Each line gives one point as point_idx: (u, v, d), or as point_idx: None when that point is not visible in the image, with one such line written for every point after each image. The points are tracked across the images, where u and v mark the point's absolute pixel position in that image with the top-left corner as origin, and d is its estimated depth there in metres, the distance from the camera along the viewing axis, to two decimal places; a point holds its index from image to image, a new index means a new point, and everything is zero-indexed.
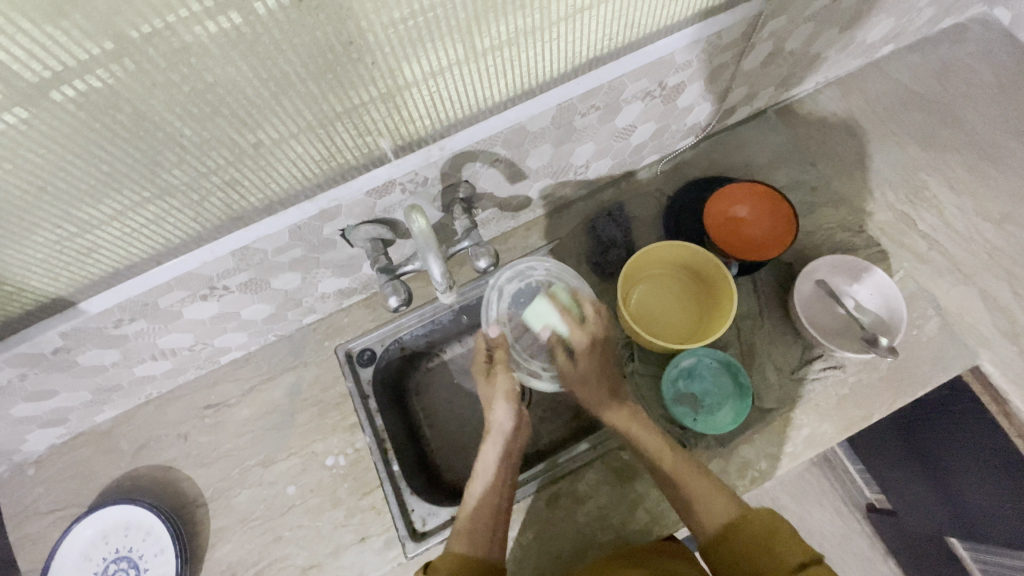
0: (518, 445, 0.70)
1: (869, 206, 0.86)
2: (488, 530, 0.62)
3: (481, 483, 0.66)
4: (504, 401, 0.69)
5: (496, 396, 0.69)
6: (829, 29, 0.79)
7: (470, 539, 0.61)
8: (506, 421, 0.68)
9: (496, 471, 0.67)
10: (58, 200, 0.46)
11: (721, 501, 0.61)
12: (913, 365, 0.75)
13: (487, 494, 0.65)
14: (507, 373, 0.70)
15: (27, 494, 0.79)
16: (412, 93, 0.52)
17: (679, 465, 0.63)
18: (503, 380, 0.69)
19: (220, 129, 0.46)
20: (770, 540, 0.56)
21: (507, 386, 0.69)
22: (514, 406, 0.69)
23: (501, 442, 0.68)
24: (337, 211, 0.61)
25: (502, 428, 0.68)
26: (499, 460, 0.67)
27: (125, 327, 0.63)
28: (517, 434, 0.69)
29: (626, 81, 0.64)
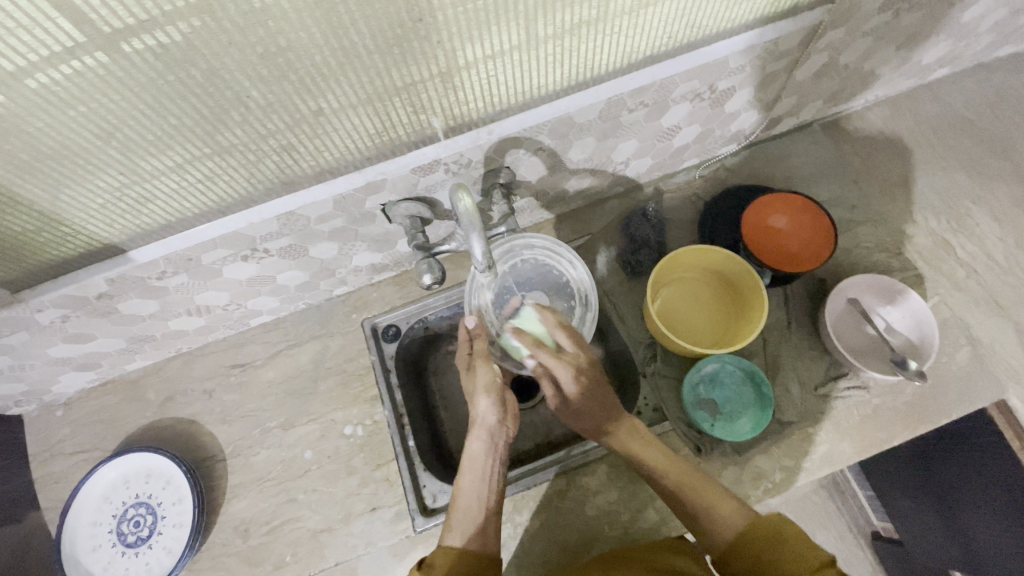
0: (505, 436, 0.68)
1: (908, 228, 0.85)
2: (479, 520, 0.63)
3: (472, 476, 0.65)
4: (485, 394, 0.66)
5: (475, 389, 0.67)
6: (886, 46, 0.78)
7: (465, 532, 0.62)
8: (490, 413, 0.66)
9: (483, 461, 0.66)
10: (124, 147, 0.47)
11: (728, 508, 0.62)
12: (939, 392, 0.74)
13: (477, 486, 0.65)
14: (486, 365, 0.66)
15: (55, 434, 0.82)
16: (469, 74, 0.52)
17: (683, 475, 0.64)
18: (484, 372, 0.66)
19: (285, 93, 0.47)
20: (779, 546, 0.57)
21: (487, 378, 0.66)
22: (496, 398, 0.66)
23: (485, 434, 0.66)
24: (382, 185, 0.61)
25: (486, 422, 0.66)
26: (487, 450, 0.66)
27: (168, 279, 0.65)
28: (502, 427, 0.67)
29: (679, 80, 0.64)
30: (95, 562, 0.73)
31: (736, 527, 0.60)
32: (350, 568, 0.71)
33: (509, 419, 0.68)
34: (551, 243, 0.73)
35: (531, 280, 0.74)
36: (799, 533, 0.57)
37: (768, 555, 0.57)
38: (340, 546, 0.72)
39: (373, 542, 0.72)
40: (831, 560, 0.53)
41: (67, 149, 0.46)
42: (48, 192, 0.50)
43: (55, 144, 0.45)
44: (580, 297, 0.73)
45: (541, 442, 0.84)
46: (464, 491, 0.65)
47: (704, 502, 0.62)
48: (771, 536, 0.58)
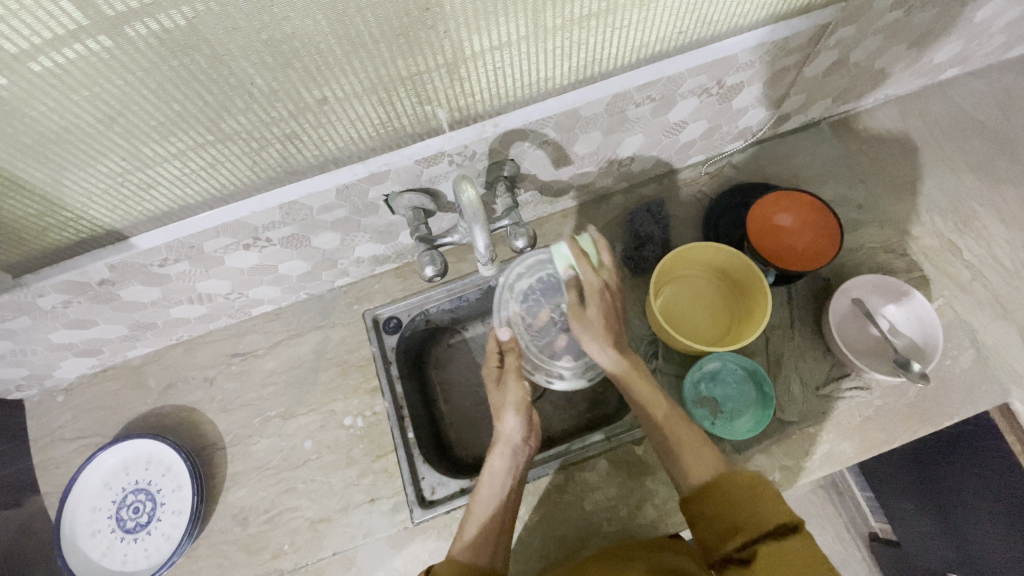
0: (525, 457, 0.69)
1: (915, 229, 0.84)
2: (491, 539, 0.63)
3: (488, 491, 0.66)
4: (514, 411, 0.69)
5: (504, 405, 0.70)
6: (897, 45, 0.77)
7: (475, 549, 0.62)
8: (516, 431, 0.68)
9: (502, 479, 0.66)
10: (127, 132, 0.47)
11: (705, 457, 0.61)
12: (941, 395, 0.74)
13: (492, 503, 0.65)
14: (517, 381, 0.71)
15: (56, 419, 0.82)
16: (475, 65, 0.52)
17: (670, 419, 0.65)
18: (514, 389, 0.70)
19: (290, 82, 0.47)
20: (747, 498, 0.56)
21: (516, 396, 0.70)
22: (524, 417, 0.69)
23: (507, 451, 0.68)
24: (385, 176, 0.61)
25: (512, 439, 0.68)
26: (506, 469, 0.67)
27: (169, 266, 0.65)
28: (525, 447, 0.69)
29: (687, 75, 0.63)
30: (94, 547, 0.74)
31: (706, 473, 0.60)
32: (348, 558, 0.72)
33: (533, 439, 0.70)
34: None
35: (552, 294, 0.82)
36: (771, 492, 0.55)
37: (734, 503, 0.56)
38: (338, 536, 0.73)
39: (372, 533, 0.72)
40: (797, 522, 0.52)
41: (70, 133, 0.46)
42: (50, 176, 0.49)
43: (58, 128, 0.45)
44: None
45: (540, 437, 0.84)
46: (478, 508, 0.65)
47: (679, 439, 0.63)
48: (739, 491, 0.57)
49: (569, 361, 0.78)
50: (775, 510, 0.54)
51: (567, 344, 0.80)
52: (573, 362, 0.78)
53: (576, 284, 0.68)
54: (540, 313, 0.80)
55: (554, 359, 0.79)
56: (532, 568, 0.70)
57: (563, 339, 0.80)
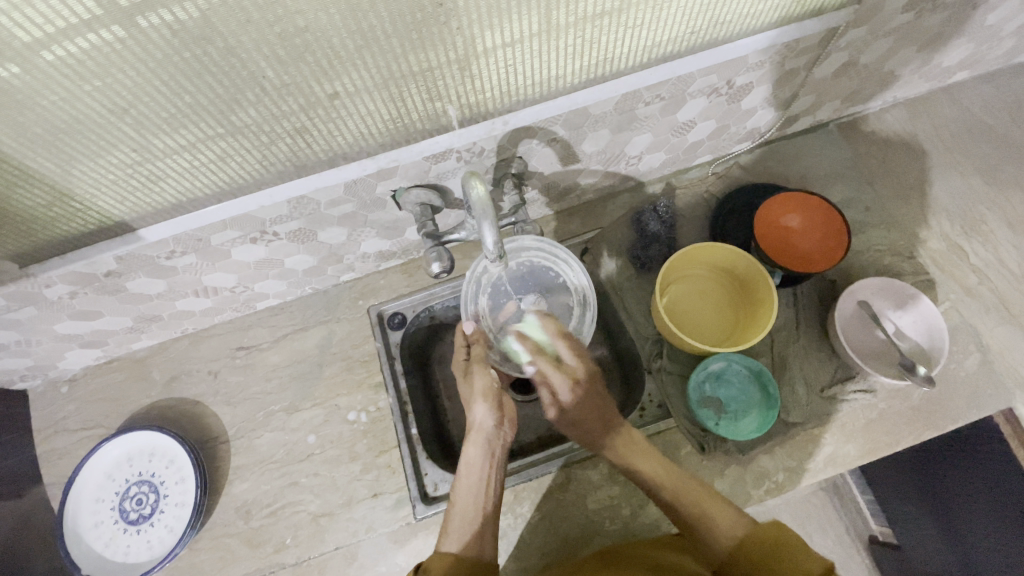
0: (503, 442, 0.68)
1: (922, 233, 0.84)
2: (474, 526, 0.63)
3: (468, 482, 0.65)
4: (482, 399, 0.66)
5: (474, 394, 0.67)
6: (908, 47, 0.77)
7: (461, 538, 0.63)
8: (487, 419, 0.66)
9: (480, 467, 0.66)
10: (138, 123, 0.47)
11: (727, 513, 0.62)
12: (946, 398, 0.74)
13: (472, 490, 0.65)
14: (483, 369, 0.67)
15: (60, 410, 0.82)
16: (487, 62, 0.52)
17: (679, 485, 0.64)
18: (482, 376, 0.67)
19: (302, 76, 0.47)
20: (781, 558, 0.56)
21: (484, 383, 0.66)
22: (494, 403, 0.66)
23: (482, 439, 0.66)
24: (394, 172, 0.61)
25: (483, 427, 0.66)
26: (483, 457, 0.66)
27: (176, 259, 0.65)
28: (500, 432, 0.67)
29: (698, 75, 0.63)
30: (97, 538, 0.74)
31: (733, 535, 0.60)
32: (350, 552, 0.72)
33: (507, 424, 0.68)
34: (547, 248, 0.73)
35: (526, 281, 0.74)
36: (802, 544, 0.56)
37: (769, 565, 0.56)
38: (341, 530, 0.73)
39: (374, 528, 0.73)
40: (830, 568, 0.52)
41: (80, 123, 0.46)
42: (60, 166, 0.49)
43: (69, 118, 0.45)
44: (578, 299, 0.73)
45: (542, 435, 0.84)
46: (459, 498, 0.65)
47: (701, 512, 0.62)
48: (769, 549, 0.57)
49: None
50: (811, 558, 0.54)
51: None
52: None
53: (544, 381, 0.66)
54: (510, 305, 0.73)
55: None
56: (533, 566, 0.70)
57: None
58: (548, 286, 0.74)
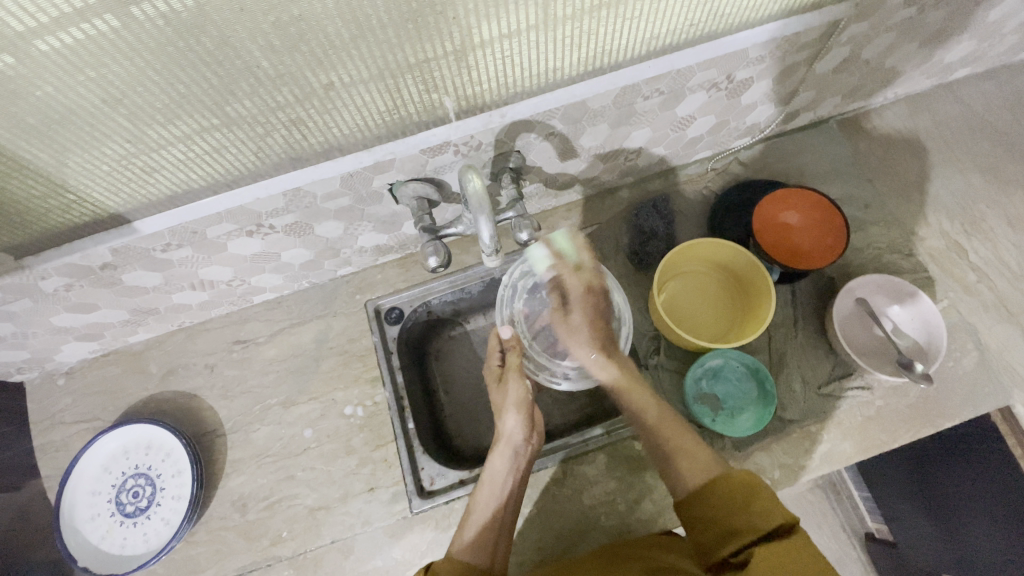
0: (527, 457, 0.69)
1: (921, 230, 0.83)
2: (489, 538, 0.62)
3: (489, 491, 0.66)
4: (514, 410, 0.69)
5: (506, 404, 0.70)
6: (909, 43, 0.76)
7: (475, 547, 0.61)
8: (516, 430, 0.68)
9: (503, 478, 0.66)
10: (131, 114, 0.47)
11: (704, 457, 0.61)
12: (943, 396, 0.74)
13: (491, 501, 0.65)
14: (518, 381, 0.70)
15: (57, 402, 0.82)
16: (484, 54, 0.51)
17: (667, 425, 0.65)
18: (515, 388, 0.70)
19: (297, 66, 0.46)
20: (748, 503, 0.55)
21: (517, 396, 0.69)
22: (525, 418, 0.69)
23: (508, 451, 0.68)
24: (390, 165, 0.60)
25: (512, 439, 0.68)
26: (507, 469, 0.67)
27: (172, 252, 0.64)
28: (527, 445, 0.69)
29: (697, 69, 0.62)
30: (93, 530, 0.74)
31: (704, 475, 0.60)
32: (346, 546, 0.72)
33: (534, 438, 0.70)
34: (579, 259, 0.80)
35: None
36: (769, 494, 0.55)
37: (732, 508, 0.56)
38: (337, 524, 0.73)
39: (370, 522, 0.73)
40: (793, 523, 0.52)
41: (75, 114, 0.45)
42: (54, 157, 0.49)
43: (62, 108, 0.45)
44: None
45: (540, 430, 0.84)
46: (477, 506, 0.65)
47: (678, 446, 0.63)
48: (735, 489, 0.57)
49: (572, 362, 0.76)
50: (773, 510, 0.54)
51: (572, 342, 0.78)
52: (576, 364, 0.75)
53: (559, 286, 0.75)
54: (543, 312, 0.78)
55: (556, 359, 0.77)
56: (529, 561, 0.70)
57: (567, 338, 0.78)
58: None
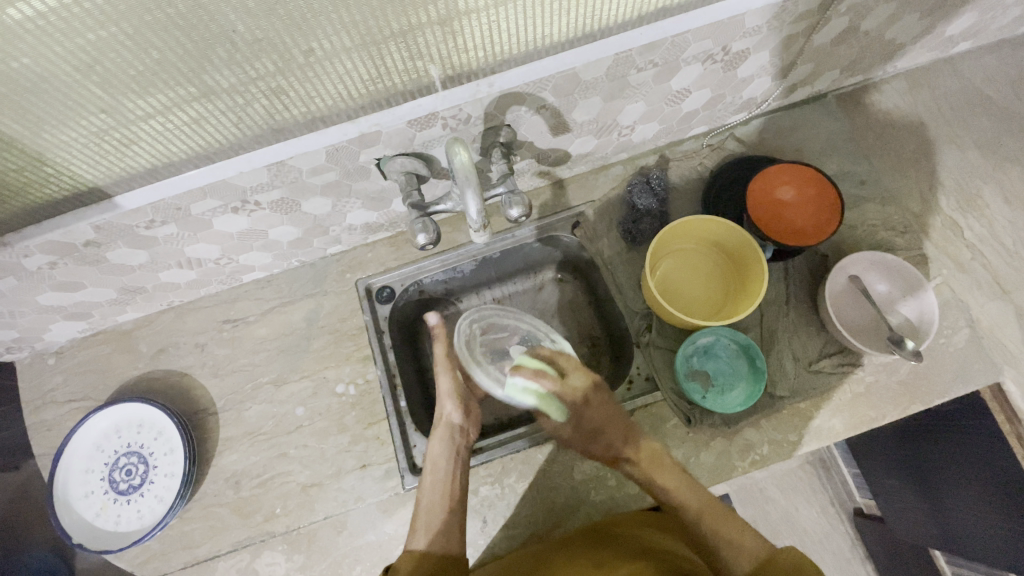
0: (465, 440, 0.72)
1: (916, 207, 0.83)
2: (444, 518, 0.65)
3: (432, 478, 0.67)
4: (449, 398, 0.74)
5: (441, 394, 0.75)
6: (910, 13, 0.74)
7: (433, 529, 0.64)
8: (453, 415, 0.73)
9: (444, 463, 0.68)
10: (105, 83, 0.45)
11: (745, 545, 0.60)
12: (933, 373, 0.74)
13: (437, 484, 0.67)
14: (449, 373, 0.74)
15: (48, 381, 0.82)
16: (470, 20, 0.50)
17: (710, 523, 0.62)
18: (444, 380, 0.74)
19: (276, 31, 0.45)
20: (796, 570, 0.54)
21: (449, 384, 0.74)
22: (460, 403, 0.74)
23: (446, 435, 0.71)
24: (376, 137, 0.59)
25: (449, 423, 0.72)
26: (446, 451, 0.70)
27: (156, 229, 0.63)
28: (464, 430, 0.73)
29: (691, 38, 0.61)
30: (87, 508, 0.74)
31: (753, 556, 0.59)
32: (339, 522, 0.73)
33: (470, 423, 0.74)
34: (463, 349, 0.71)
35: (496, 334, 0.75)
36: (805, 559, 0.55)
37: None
38: (330, 500, 0.74)
39: (362, 498, 0.73)
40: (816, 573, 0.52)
41: (47, 83, 0.44)
42: (27, 128, 0.48)
43: (33, 77, 0.43)
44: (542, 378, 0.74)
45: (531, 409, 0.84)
46: (427, 490, 0.67)
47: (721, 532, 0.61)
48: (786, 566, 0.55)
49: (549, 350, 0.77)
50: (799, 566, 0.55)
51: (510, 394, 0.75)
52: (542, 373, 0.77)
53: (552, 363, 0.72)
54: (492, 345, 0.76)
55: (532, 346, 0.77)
56: (520, 536, 0.71)
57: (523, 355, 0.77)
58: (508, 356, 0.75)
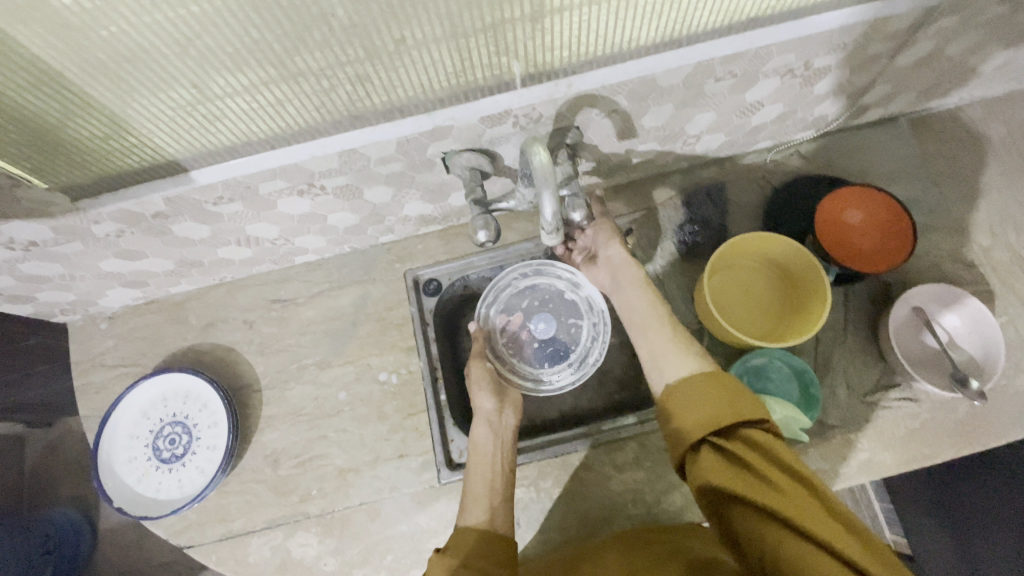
0: (506, 424, 0.71)
1: (986, 241, 0.80)
2: (488, 501, 0.64)
3: (476, 465, 0.67)
4: (481, 387, 0.73)
5: (473, 384, 0.73)
6: (1001, 40, 0.71)
7: (480, 513, 0.63)
8: (486, 402, 0.71)
9: (485, 448, 0.68)
10: (200, 58, 0.46)
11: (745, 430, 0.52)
12: (993, 415, 0.71)
13: (481, 469, 0.66)
14: (479, 361, 0.75)
15: (99, 345, 0.84)
16: (561, 17, 0.49)
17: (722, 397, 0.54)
18: (476, 368, 0.74)
19: (372, 17, 0.45)
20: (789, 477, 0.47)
21: (479, 373, 0.74)
22: (491, 389, 0.72)
23: (484, 422, 0.70)
24: (448, 131, 0.59)
25: (483, 409, 0.71)
26: (487, 436, 0.69)
27: (223, 205, 0.64)
28: (502, 416, 0.71)
29: (776, 51, 0.59)
30: (130, 472, 0.76)
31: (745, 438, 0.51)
32: (373, 509, 0.73)
33: (508, 408, 0.72)
34: (496, 323, 0.81)
35: (515, 305, 0.82)
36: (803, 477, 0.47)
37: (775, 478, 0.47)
38: (366, 487, 0.74)
39: (398, 488, 0.73)
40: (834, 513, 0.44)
41: (147, 55, 0.45)
42: (120, 97, 0.48)
43: (134, 46, 0.44)
44: (571, 322, 0.81)
45: (567, 414, 0.83)
46: (471, 477, 0.66)
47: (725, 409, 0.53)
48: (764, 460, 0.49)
49: (571, 299, 0.82)
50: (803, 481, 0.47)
51: (547, 353, 0.81)
52: (572, 317, 0.81)
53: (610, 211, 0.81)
54: (510, 318, 0.82)
55: (555, 303, 0.82)
56: (553, 541, 0.71)
57: (547, 318, 0.82)
58: (534, 320, 0.82)
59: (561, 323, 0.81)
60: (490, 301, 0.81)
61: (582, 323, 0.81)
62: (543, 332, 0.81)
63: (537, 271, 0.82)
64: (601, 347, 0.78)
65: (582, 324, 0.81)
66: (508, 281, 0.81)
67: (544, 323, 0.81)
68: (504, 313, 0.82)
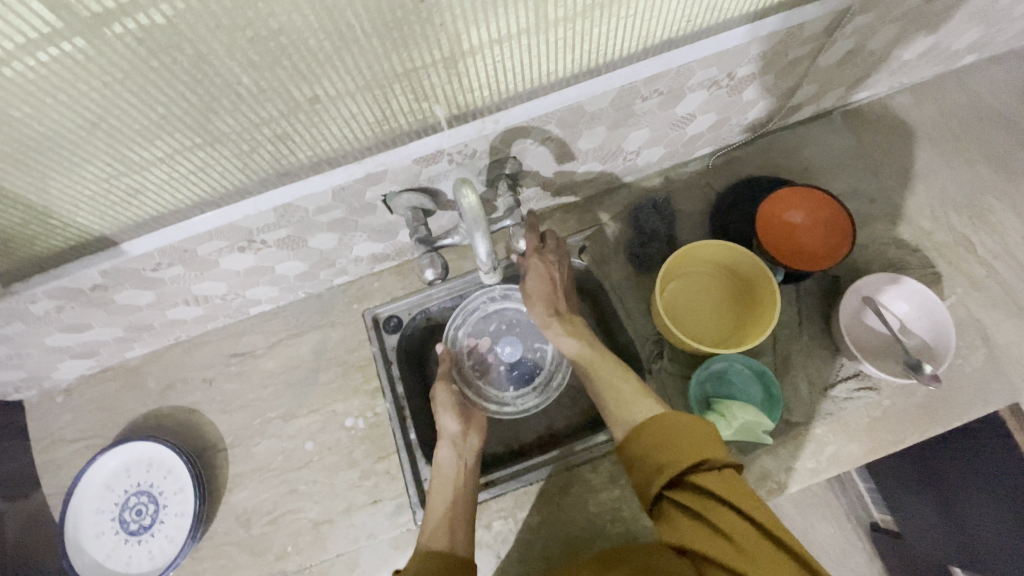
0: (470, 447, 0.70)
1: (928, 224, 0.82)
2: (448, 523, 0.63)
3: (439, 487, 0.66)
4: (447, 411, 0.72)
5: (438, 408, 0.73)
6: (916, 32, 0.74)
7: (437, 534, 0.62)
8: (453, 426, 0.71)
9: (448, 470, 0.67)
10: (110, 137, 0.45)
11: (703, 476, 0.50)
12: (952, 395, 0.73)
13: (443, 491, 0.66)
14: (445, 385, 0.75)
15: (56, 420, 0.82)
16: (475, 60, 0.49)
17: (675, 439, 0.52)
18: (442, 392, 0.74)
19: (280, 80, 0.45)
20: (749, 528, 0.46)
21: (445, 398, 0.73)
22: (457, 411, 0.72)
23: (449, 444, 0.69)
24: (383, 176, 0.59)
25: (449, 432, 0.70)
26: (450, 459, 0.68)
27: (162, 271, 0.63)
28: (468, 439, 0.71)
29: (696, 67, 0.60)
30: (99, 548, 0.74)
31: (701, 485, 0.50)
32: (351, 559, 0.72)
33: (474, 431, 0.71)
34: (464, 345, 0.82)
35: (483, 329, 0.83)
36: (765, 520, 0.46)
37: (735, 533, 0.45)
38: (341, 537, 0.73)
39: (374, 535, 0.72)
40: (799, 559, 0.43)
41: (53, 140, 0.44)
42: (32, 183, 0.47)
43: (38, 134, 0.43)
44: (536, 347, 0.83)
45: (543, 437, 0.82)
46: (434, 500, 0.66)
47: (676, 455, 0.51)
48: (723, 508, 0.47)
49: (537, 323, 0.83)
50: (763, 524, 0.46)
51: (512, 376, 0.82)
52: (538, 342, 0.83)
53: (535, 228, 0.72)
54: (479, 340, 0.83)
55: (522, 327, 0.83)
56: (535, 569, 0.70)
57: (514, 340, 0.83)
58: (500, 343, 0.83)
59: (527, 349, 0.83)
60: (459, 322, 0.82)
61: (547, 350, 0.82)
62: (510, 356, 0.83)
63: (505, 295, 0.82)
64: (564, 375, 0.81)
65: (546, 350, 0.83)
66: (477, 304, 0.82)
67: (511, 346, 0.83)
68: (472, 334, 0.82)
